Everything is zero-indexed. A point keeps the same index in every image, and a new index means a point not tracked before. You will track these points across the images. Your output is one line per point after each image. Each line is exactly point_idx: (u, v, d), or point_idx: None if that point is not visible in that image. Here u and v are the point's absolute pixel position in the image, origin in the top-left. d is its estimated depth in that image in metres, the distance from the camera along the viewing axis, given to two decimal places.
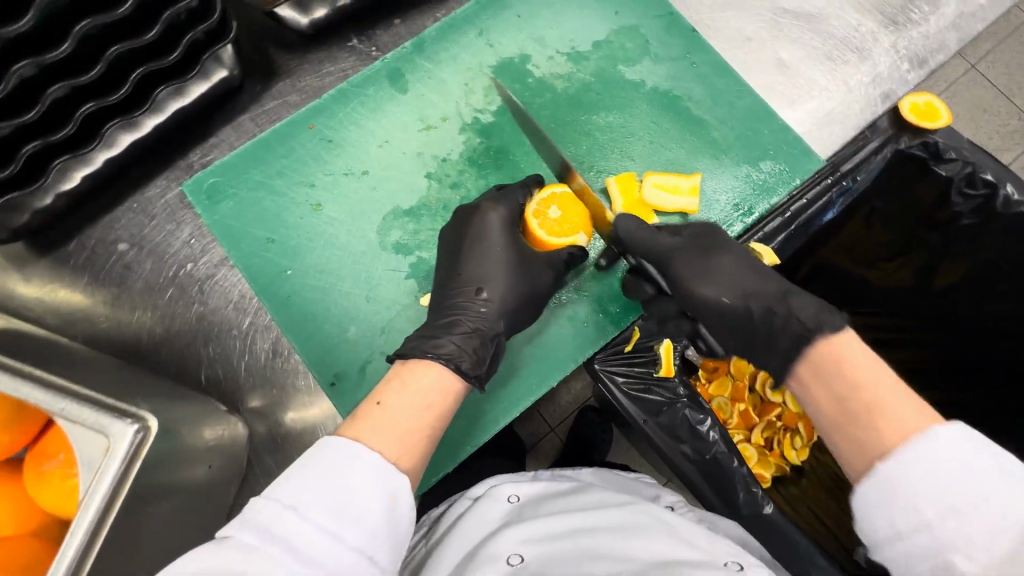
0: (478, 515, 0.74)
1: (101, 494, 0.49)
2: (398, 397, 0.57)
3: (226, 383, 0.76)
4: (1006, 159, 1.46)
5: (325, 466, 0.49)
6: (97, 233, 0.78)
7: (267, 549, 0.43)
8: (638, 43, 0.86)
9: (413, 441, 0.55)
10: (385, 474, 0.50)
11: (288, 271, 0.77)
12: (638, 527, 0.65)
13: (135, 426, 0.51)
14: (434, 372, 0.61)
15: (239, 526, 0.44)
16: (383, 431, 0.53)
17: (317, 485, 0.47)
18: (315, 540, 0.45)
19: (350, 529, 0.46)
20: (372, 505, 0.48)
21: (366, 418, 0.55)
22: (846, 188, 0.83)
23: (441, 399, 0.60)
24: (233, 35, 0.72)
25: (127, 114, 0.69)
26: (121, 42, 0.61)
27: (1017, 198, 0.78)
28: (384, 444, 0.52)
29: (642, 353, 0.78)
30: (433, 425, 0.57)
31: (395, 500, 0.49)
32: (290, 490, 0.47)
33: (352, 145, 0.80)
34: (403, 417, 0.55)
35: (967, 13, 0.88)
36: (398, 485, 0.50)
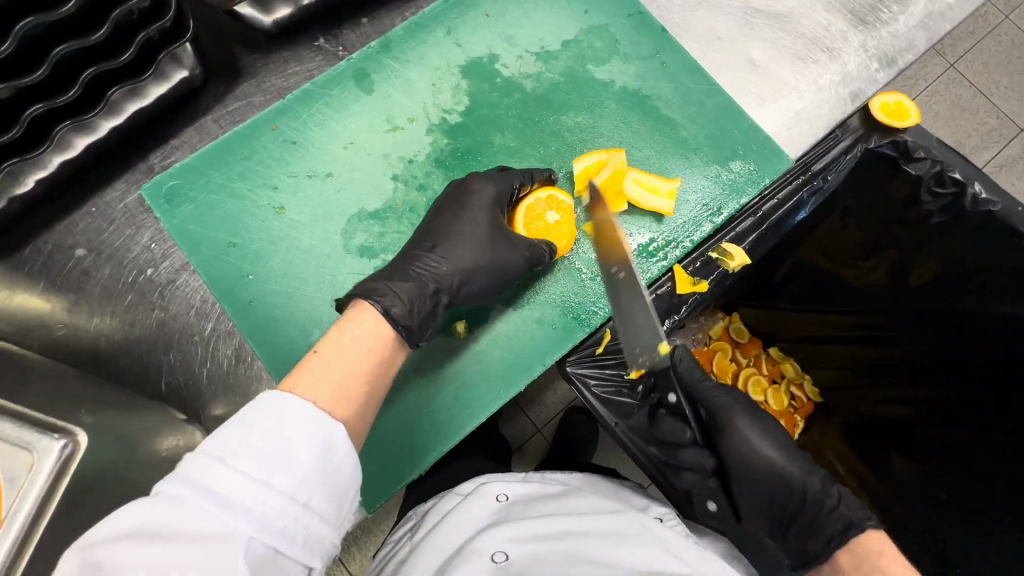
0: (466, 512, 0.72)
1: (25, 513, 0.47)
2: (335, 346, 0.57)
3: (188, 390, 0.74)
4: (984, 158, 1.47)
5: (261, 420, 0.49)
6: (53, 238, 0.76)
7: (197, 501, 0.44)
8: (608, 43, 0.86)
9: (348, 390, 0.55)
10: (320, 422, 0.50)
11: (249, 276, 0.76)
12: (628, 537, 0.66)
13: (61, 440, 0.51)
14: (372, 317, 0.62)
15: (169, 480, 0.44)
16: (315, 379, 0.54)
17: (247, 436, 0.47)
18: (247, 490, 0.45)
19: (280, 475, 0.47)
20: (303, 452, 0.48)
21: (304, 367, 0.55)
22: (818, 187, 0.83)
23: (381, 343, 0.60)
24: (191, 34, 0.70)
25: (79, 115, 0.68)
26: (65, 42, 0.60)
27: (984, 196, 0.78)
28: (319, 393, 0.53)
29: (613, 356, 0.78)
30: (370, 370, 0.57)
31: (330, 447, 0.50)
32: (219, 442, 0.46)
33: (317, 146, 0.79)
34: (339, 364, 0.56)
35: (936, 12, 0.88)
36: (333, 432, 0.51)
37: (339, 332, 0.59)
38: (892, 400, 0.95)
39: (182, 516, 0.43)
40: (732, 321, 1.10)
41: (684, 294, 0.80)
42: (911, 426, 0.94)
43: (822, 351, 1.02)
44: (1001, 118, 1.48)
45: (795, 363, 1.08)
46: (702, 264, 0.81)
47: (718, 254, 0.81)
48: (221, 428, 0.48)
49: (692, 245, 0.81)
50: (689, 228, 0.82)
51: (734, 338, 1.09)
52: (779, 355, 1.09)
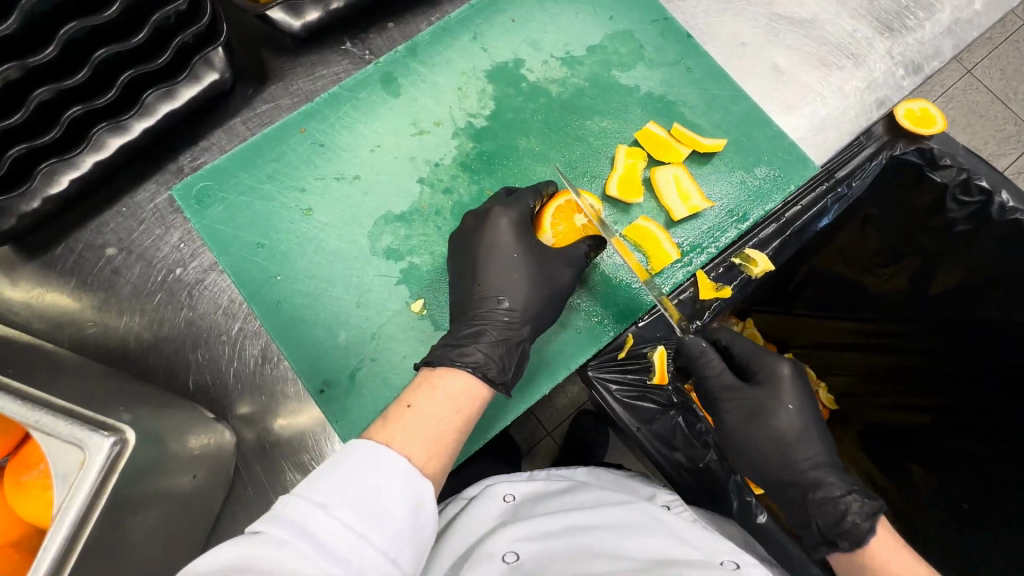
0: (475, 515, 0.73)
1: (76, 510, 0.48)
2: (429, 402, 0.58)
3: (215, 389, 0.75)
4: (1003, 164, 1.46)
5: (357, 467, 0.48)
6: (85, 237, 0.77)
7: (295, 543, 0.43)
8: (632, 48, 0.86)
9: (439, 446, 0.55)
10: (412, 477, 0.50)
11: (277, 276, 0.77)
12: (635, 528, 0.65)
13: (111, 438, 0.51)
14: (463, 380, 0.62)
15: (269, 521, 0.44)
16: (412, 435, 0.54)
17: (346, 483, 0.47)
18: (345, 538, 0.44)
19: (375, 529, 0.46)
20: (397, 507, 0.48)
21: (398, 421, 0.55)
22: (842, 194, 0.82)
23: (470, 405, 0.61)
24: (224, 39, 0.71)
25: (115, 118, 0.69)
26: (107, 45, 0.61)
27: (1012, 204, 0.77)
28: (414, 449, 0.53)
29: (635, 360, 0.78)
30: (461, 430, 0.58)
31: (420, 504, 0.49)
32: (320, 488, 0.46)
33: (345, 149, 0.80)
34: (434, 420, 0.56)
35: (962, 19, 0.88)
36: (423, 490, 0.50)
37: (430, 388, 0.60)
38: (912, 409, 0.94)
39: (281, 559, 0.42)
40: (746, 327, 1.07)
41: (707, 299, 0.80)
42: (927, 435, 0.93)
43: (838, 358, 1.01)
44: (1022, 124, 1.47)
45: (811, 369, 1.06)
46: (725, 270, 0.80)
47: (741, 260, 0.79)
48: (322, 471, 0.48)
49: (716, 251, 0.81)
50: (712, 234, 0.82)
51: None
52: None
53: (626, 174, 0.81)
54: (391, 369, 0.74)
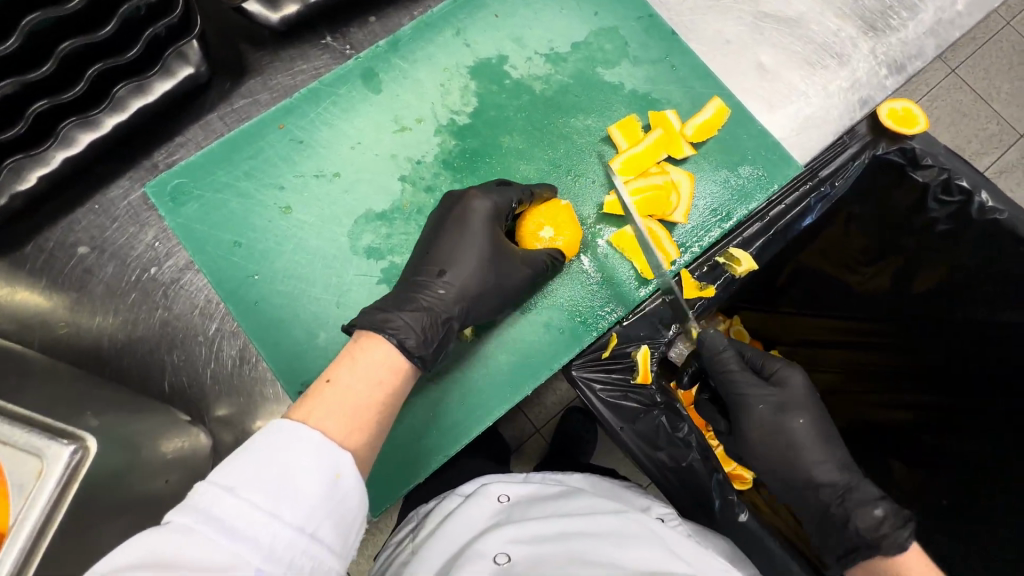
0: (467, 514, 0.72)
1: (31, 523, 0.47)
2: (349, 374, 0.57)
3: (192, 392, 0.74)
4: (985, 163, 1.48)
5: (269, 447, 0.48)
6: (56, 235, 0.75)
7: (202, 530, 0.42)
8: (617, 45, 0.85)
9: (362, 419, 0.54)
10: (327, 451, 0.49)
11: (256, 276, 0.75)
12: (630, 538, 0.65)
13: (71, 447, 0.49)
14: (383, 351, 0.61)
15: (177, 509, 0.44)
16: (329, 409, 0.53)
17: (258, 467, 0.46)
18: (256, 520, 0.44)
19: (287, 507, 0.45)
20: (311, 482, 0.47)
21: (315, 397, 0.54)
22: (825, 193, 0.83)
23: (393, 376, 0.60)
24: (198, 31, 0.70)
25: (84, 112, 0.66)
26: (73, 37, 0.58)
27: (992, 205, 0.78)
28: (333, 423, 0.52)
29: (619, 359, 0.78)
30: (385, 400, 0.57)
31: (337, 476, 0.48)
32: (227, 472, 0.46)
33: (324, 145, 0.78)
34: (352, 392, 0.55)
35: (945, 19, 0.88)
36: (340, 460, 0.49)
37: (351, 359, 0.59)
38: (893, 405, 0.95)
39: (189, 543, 0.42)
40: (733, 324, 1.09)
41: (691, 299, 0.81)
42: (912, 432, 0.94)
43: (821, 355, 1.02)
44: (1002, 124, 1.48)
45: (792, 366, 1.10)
46: (707, 270, 0.81)
47: (725, 260, 0.80)
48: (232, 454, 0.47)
49: (699, 251, 0.82)
50: (696, 233, 0.82)
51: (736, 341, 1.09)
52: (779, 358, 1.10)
53: (641, 150, 0.78)
54: None
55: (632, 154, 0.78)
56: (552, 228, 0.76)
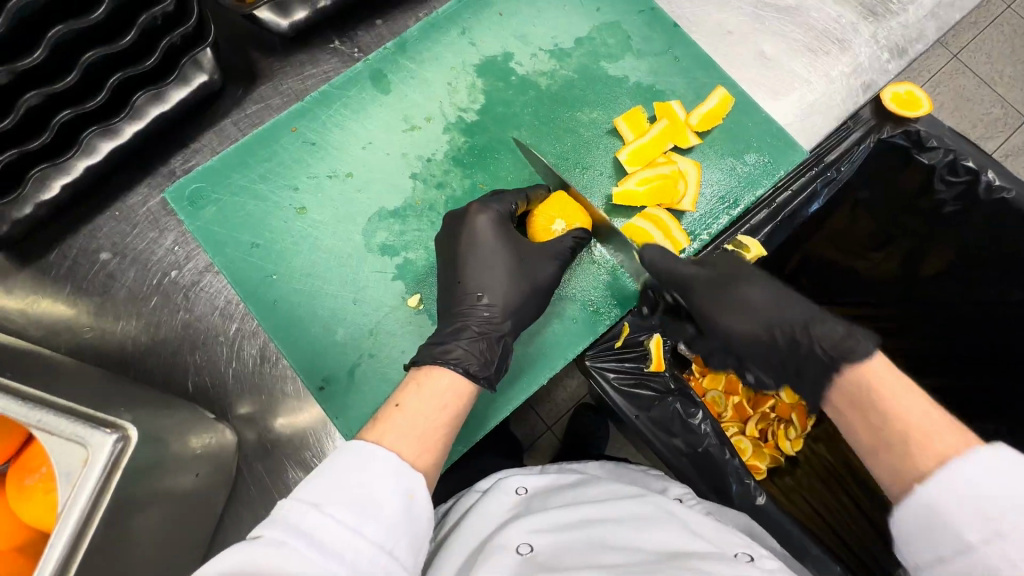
0: (487, 508, 0.73)
1: (78, 509, 0.49)
2: (416, 400, 0.59)
3: (215, 391, 0.75)
4: (991, 147, 1.47)
5: (351, 463, 0.50)
6: (80, 242, 0.77)
7: (292, 544, 0.44)
8: (620, 39, 0.86)
9: (430, 441, 0.56)
10: (403, 471, 0.51)
11: (274, 276, 0.77)
12: (648, 521, 0.65)
13: (114, 436, 0.52)
14: (447, 377, 0.63)
15: (265, 524, 0.45)
16: (402, 432, 0.55)
17: (337, 485, 0.48)
18: (342, 536, 0.45)
19: (369, 523, 0.47)
20: (388, 500, 0.49)
21: (387, 421, 0.56)
22: (831, 178, 0.83)
23: (457, 400, 0.61)
24: (211, 39, 0.71)
25: (105, 121, 0.68)
26: (97, 47, 0.60)
27: (999, 183, 0.78)
28: (405, 445, 0.54)
29: (631, 348, 0.79)
30: (451, 425, 0.59)
31: (411, 496, 0.50)
32: (311, 489, 0.48)
33: (337, 146, 0.80)
34: (421, 417, 0.57)
35: (945, 2, 0.89)
36: (414, 482, 0.51)
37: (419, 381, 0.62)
38: None
39: (279, 560, 0.43)
40: None
41: None
42: None
43: None
44: (1006, 107, 1.48)
45: None
46: None
47: (735, 247, 0.80)
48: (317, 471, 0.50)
49: (709, 238, 0.82)
50: (705, 220, 0.83)
51: None
52: None
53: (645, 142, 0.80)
54: (391, 364, 0.75)
55: (637, 145, 0.79)
56: (565, 221, 0.75)
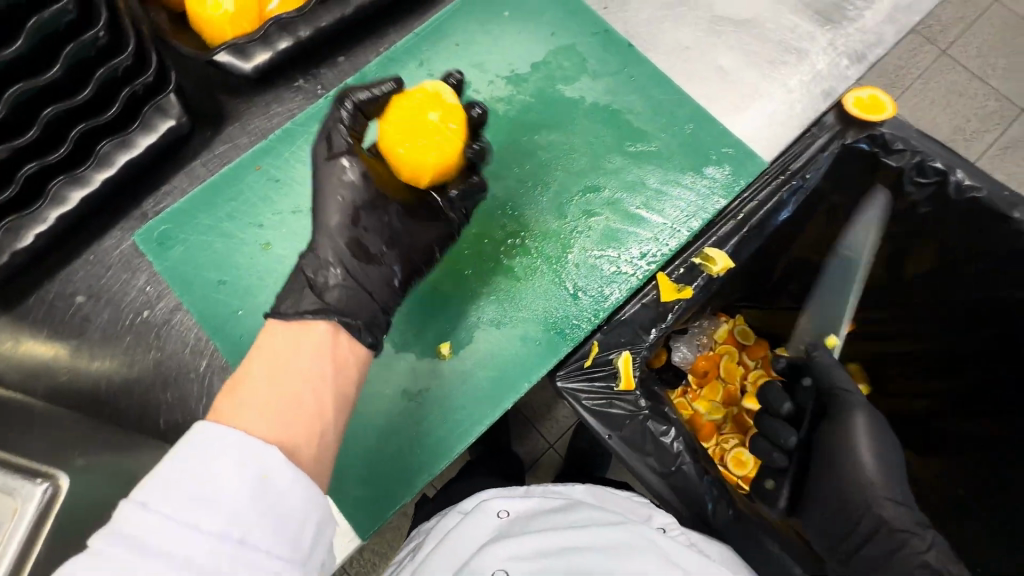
0: (465, 531, 0.72)
1: (6, 559, 0.48)
2: (266, 369, 0.55)
3: (186, 427, 0.76)
4: (988, 140, 1.46)
5: (190, 454, 0.46)
6: (56, 286, 0.79)
7: (125, 556, 0.41)
8: (575, 62, 0.88)
9: (292, 408, 0.53)
10: (250, 446, 0.48)
11: (239, 311, 0.80)
12: (625, 548, 0.62)
13: (42, 484, 0.52)
14: (313, 330, 0.61)
15: (99, 534, 0.42)
16: (251, 406, 0.52)
17: (174, 482, 0.45)
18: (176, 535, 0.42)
19: (208, 517, 0.44)
20: (235, 485, 0.46)
21: (231, 393, 0.53)
22: (797, 186, 0.83)
23: (325, 352, 0.60)
24: (173, 86, 0.75)
25: (72, 169, 0.71)
26: (54, 103, 0.63)
27: (968, 182, 0.79)
28: (258, 423, 0.51)
29: (602, 367, 0.77)
30: (319, 379, 0.57)
31: (265, 476, 0.47)
32: (144, 487, 0.44)
33: (300, 183, 0.83)
34: (277, 385, 0.54)
35: (902, 6, 0.89)
36: (267, 460, 0.48)
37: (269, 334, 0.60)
38: (914, 395, 0.95)
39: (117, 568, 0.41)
40: (736, 323, 1.03)
41: (670, 301, 0.79)
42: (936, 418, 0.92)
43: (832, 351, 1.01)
44: (1001, 100, 1.47)
45: None
46: (685, 270, 0.79)
47: (701, 259, 0.79)
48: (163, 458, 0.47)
49: (671, 252, 0.82)
50: (666, 235, 0.83)
51: (740, 340, 1.03)
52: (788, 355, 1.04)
53: None
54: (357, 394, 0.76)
55: None
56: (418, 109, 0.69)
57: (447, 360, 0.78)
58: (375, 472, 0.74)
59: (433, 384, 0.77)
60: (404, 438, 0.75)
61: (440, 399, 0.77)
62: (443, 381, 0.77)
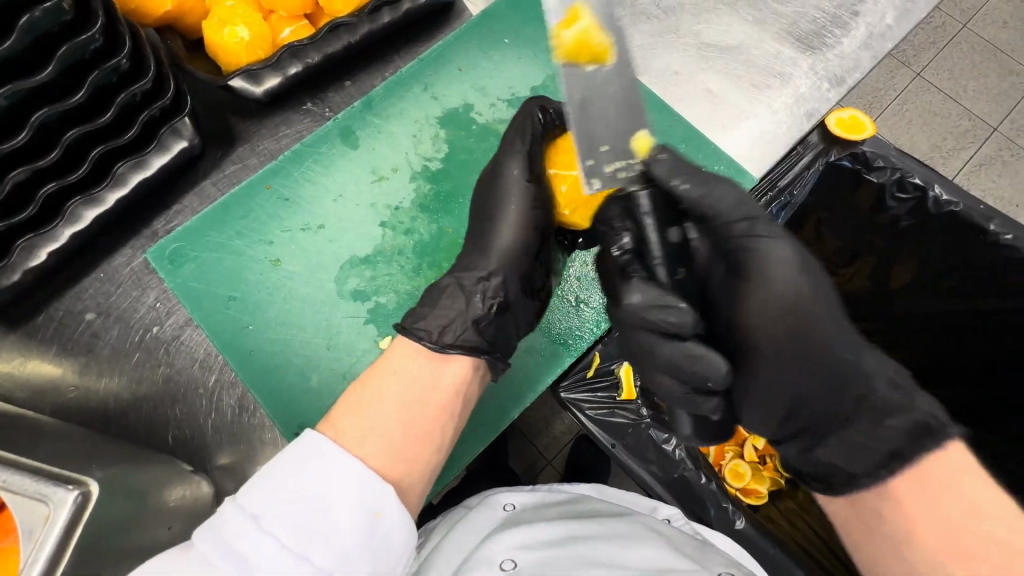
0: (473, 522, 0.74)
1: (41, 564, 0.50)
2: (390, 388, 0.62)
3: (193, 443, 0.76)
4: (963, 157, 1.52)
5: (306, 471, 0.53)
6: (64, 305, 0.79)
7: (218, 562, 0.47)
8: None
9: (404, 443, 0.60)
10: (367, 482, 0.54)
11: (249, 326, 0.82)
12: (629, 539, 0.65)
13: (75, 491, 0.53)
14: (425, 362, 0.66)
15: (202, 533, 0.48)
16: (370, 431, 0.58)
17: (282, 494, 0.51)
18: (286, 560, 0.48)
19: (316, 549, 0.49)
20: (350, 519, 0.51)
21: (349, 414, 0.60)
22: (786, 201, 0.93)
23: (441, 386, 0.65)
24: (189, 109, 0.78)
25: (88, 190, 0.74)
26: (77, 126, 0.66)
27: (946, 197, 0.84)
28: (373, 450, 0.57)
29: (604, 378, 0.81)
30: (431, 419, 0.63)
31: (377, 515, 0.53)
32: (252, 500, 0.50)
33: (309, 201, 0.85)
34: (396, 411, 0.61)
35: (876, 33, 0.95)
36: (382, 502, 0.54)
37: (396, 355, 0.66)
38: None
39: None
40: None
41: None
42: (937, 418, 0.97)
43: None
44: (973, 119, 1.54)
45: None
46: None
47: None
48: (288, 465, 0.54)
49: None
50: None
51: None
52: None
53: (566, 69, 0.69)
54: None
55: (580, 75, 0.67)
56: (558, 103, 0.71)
57: None
58: None
59: None
60: None
61: None
62: None
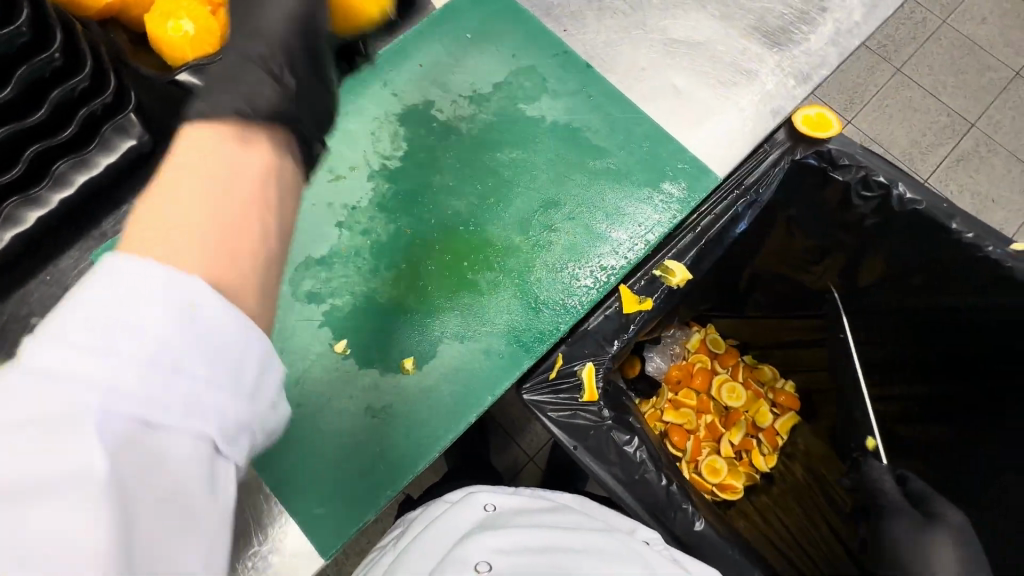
0: (452, 519, 0.70)
1: None
2: (192, 158, 0.45)
3: None
4: (942, 153, 1.53)
5: (100, 288, 0.36)
6: (9, 309, 0.77)
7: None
8: (536, 82, 0.91)
9: (223, 224, 0.43)
10: (177, 276, 0.38)
11: None
12: (610, 556, 0.62)
13: None
14: (252, 154, 0.49)
15: None
16: (153, 225, 0.40)
17: (86, 322, 0.35)
18: (86, 362, 0.33)
19: (120, 353, 0.34)
20: (155, 307, 0.36)
21: (142, 205, 0.42)
22: (752, 201, 0.87)
23: (254, 173, 0.47)
24: (133, 106, 0.76)
25: (26, 191, 0.71)
26: (5, 124, 0.62)
27: (909, 196, 0.84)
28: (161, 251, 0.39)
29: (567, 379, 0.79)
30: (254, 213, 0.45)
31: (191, 304, 0.38)
32: (49, 346, 0.34)
33: None
34: (204, 184, 0.44)
35: (844, 30, 0.94)
36: (196, 288, 0.38)
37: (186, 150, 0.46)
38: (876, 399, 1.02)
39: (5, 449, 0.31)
40: (708, 332, 1.13)
41: (631, 313, 0.82)
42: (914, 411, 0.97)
43: (795, 356, 1.10)
44: (952, 115, 1.55)
45: (773, 367, 1.14)
46: (647, 282, 0.83)
47: (661, 271, 0.84)
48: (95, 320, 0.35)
49: (631, 265, 0.84)
50: (626, 247, 0.85)
51: (712, 349, 1.12)
52: (754, 362, 1.15)
53: None
54: (324, 410, 0.75)
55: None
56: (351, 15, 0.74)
57: (411, 376, 0.77)
58: (341, 492, 0.72)
59: (396, 400, 0.76)
60: (370, 453, 0.74)
61: (402, 414, 0.76)
62: (407, 397, 0.77)
